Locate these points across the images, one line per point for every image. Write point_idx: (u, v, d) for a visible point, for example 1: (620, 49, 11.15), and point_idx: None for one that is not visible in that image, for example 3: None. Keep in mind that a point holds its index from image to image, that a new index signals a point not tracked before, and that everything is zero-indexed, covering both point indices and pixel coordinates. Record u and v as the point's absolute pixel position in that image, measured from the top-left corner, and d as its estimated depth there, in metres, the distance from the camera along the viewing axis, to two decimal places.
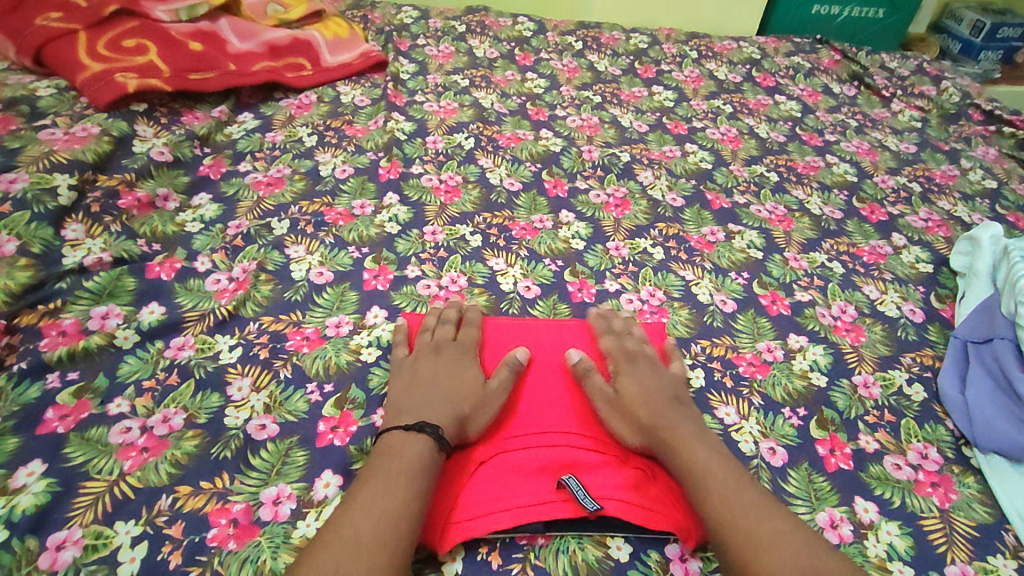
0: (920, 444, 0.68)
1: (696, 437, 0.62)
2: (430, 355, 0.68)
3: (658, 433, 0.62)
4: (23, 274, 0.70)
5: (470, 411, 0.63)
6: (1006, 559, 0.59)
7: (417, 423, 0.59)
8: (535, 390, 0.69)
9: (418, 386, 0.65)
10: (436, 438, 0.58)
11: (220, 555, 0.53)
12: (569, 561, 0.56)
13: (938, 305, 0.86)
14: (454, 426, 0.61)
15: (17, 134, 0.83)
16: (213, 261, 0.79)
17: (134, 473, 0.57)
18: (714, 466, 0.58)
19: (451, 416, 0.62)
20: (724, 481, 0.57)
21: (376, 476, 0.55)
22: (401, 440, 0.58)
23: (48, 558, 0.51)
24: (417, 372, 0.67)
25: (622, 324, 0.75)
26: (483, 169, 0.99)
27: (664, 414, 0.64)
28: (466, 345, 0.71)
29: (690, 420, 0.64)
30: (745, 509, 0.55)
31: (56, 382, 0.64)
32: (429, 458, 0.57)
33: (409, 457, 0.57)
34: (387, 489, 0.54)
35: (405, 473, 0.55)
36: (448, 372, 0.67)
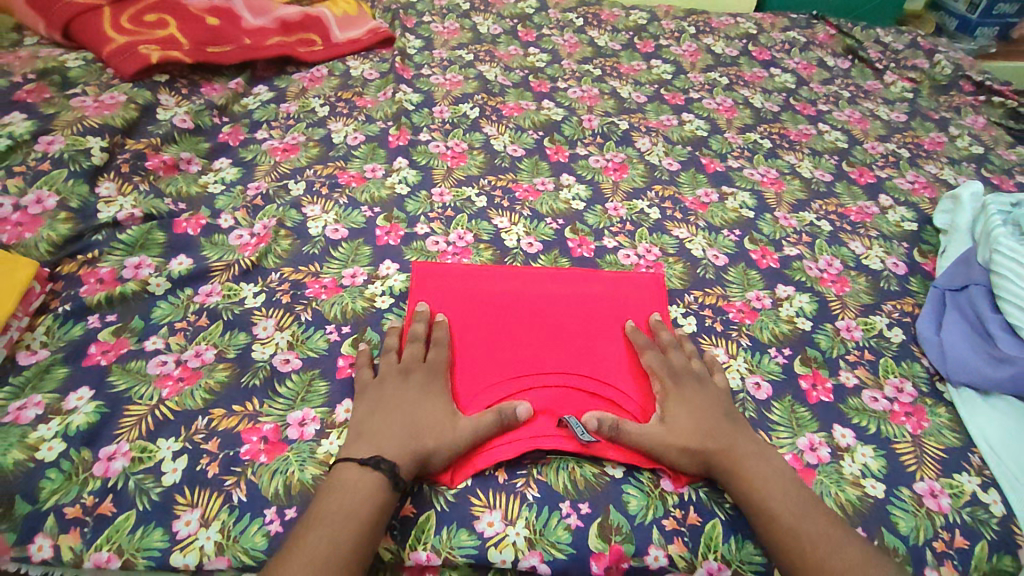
0: (896, 379, 0.73)
1: (758, 460, 0.61)
2: (397, 379, 0.65)
3: (721, 460, 0.61)
4: (64, 226, 0.76)
5: (433, 445, 0.59)
6: (970, 476, 0.64)
7: (373, 458, 0.57)
8: (543, 345, 0.72)
9: (382, 412, 0.62)
10: (391, 476, 0.56)
11: (253, 466, 0.59)
12: (569, 476, 0.62)
13: (921, 259, 0.90)
14: (415, 463, 0.58)
15: (51, 102, 0.89)
16: (235, 218, 0.85)
17: (172, 398, 0.63)
18: (780, 493, 0.59)
19: (409, 451, 0.58)
20: (791, 511, 0.57)
21: (322, 519, 0.53)
22: (355, 476, 0.56)
23: (101, 467, 0.57)
24: (382, 398, 0.63)
25: (671, 336, 0.72)
26: (488, 137, 1.04)
27: (724, 437, 0.62)
28: (437, 368, 0.66)
29: (748, 439, 0.63)
30: (817, 540, 0.56)
31: (97, 323, 0.70)
32: (381, 498, 0.55)
33: (360, 497, 0.55)
34: (331, 539, 0.52)
35: (352, 516, 0.53)
36: (414, 399, 0.63)
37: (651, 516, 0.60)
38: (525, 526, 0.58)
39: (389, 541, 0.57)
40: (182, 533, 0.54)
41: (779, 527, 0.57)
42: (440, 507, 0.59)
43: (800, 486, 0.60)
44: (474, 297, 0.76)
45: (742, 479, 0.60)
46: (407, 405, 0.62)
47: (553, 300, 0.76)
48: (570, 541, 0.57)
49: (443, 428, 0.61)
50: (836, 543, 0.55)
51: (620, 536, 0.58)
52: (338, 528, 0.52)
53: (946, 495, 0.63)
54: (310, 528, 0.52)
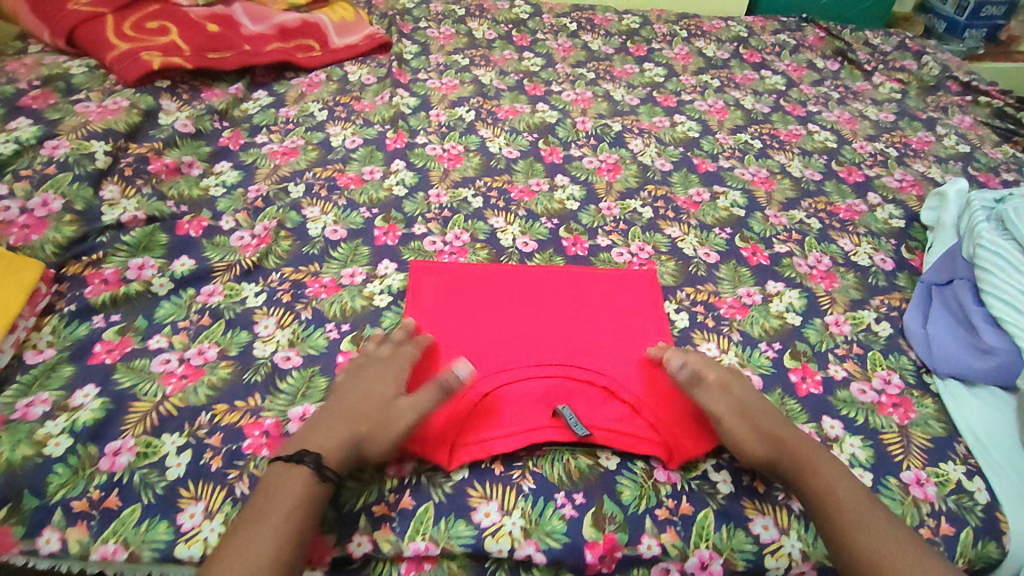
0: (884, 372, 0.75)
1: (824, 455, 0.63)
2: (353, 374, 0.66)
3: (795, 448, 0.63)
4: (69, 228, 0.77)
5: (368, 436, 0.60)
6: (956, 465, 0.66)
7: (297, 453, 0.57)
8: (533, 339, 0.73)
9: (329, 404, 0.63)
10: (315, 468, 0.56)
11: (255, 459, 0.60)
12: (564, 468, 0.63)
13: (908, 255, 0.92)
14: (346, 453, 0.59)
15: (56, 107, 0.91)
16: (236, 220, 0.86)
17: (176, 395, 0.65)
18: (846, 491, 0.59)
19: (344, 442, 0.59)
20: (857, 508, 0.58)
21: (245, 523, 0.53)
22: (281, 475, 0.56)
23: (107, 461, 0.58)
24: (339, 391, 0.65)
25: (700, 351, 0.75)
26: (483, 139, 1.06)
27: (782, 434, 0.63)
28: (399, 363, 0.67)
29: (805, 439, 0.64)
30: (882, 539, 0.56)
31: (101, 322, 0.71)
32: (306, 491, 0.55)
33: (287, 494, 0.54)
34: (258, 538, 0.52)
35: (275, 513, 0.53)
36: (364, 391, 0.64)
37: (644, 505, 0.61)
38: (521, 516, 0.59)
39: (388, 532, 0.58)
40: (186, 526, 0.55)
41: (847, 524, 0.57)
42: (438, 499, 0.60)
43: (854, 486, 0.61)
44: (471, 295, 0.78)
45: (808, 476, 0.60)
46: (353, 397, 0.63)
47: (550, 298, 0.78)
48: (565, 530, 0.59)
49: (379, 418, 0.61)
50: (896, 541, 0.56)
51: (614, 525, 0.59)
52: (261, 528, 0.52)
53: (932, 483, 0.64)
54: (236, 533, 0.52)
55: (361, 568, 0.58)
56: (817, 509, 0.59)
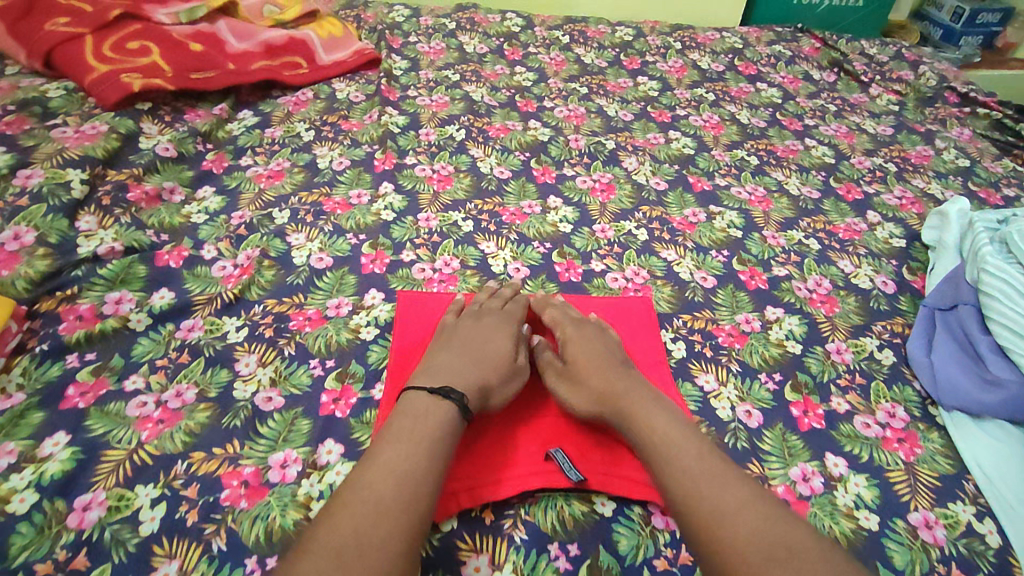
0: (888, 404, 0.73)
1: (642, 397, 0.64)
2: (473, 323, 0.73)
3: (610, 399, 0.65)
4: (42, 263, 0.74)
5: (496, 384, 0.67)
6: (965, 506, 0.64)
7: (443, 388, 0.62)
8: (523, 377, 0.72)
9: (452, 350, 0.69)
10: (460, 407, 0.61)
11: (233, 513, 0.57)
12: (557, 515, 0.61)
13: (910, 276, 0.90)
14: (478, 396, 0.64)
15: (31, 133, 0.88)
16: (218, 249, 0.84)
17: (152, 442, 0.62)
18: (670, 435, 0.59)
19: (476, 386, 0.65)
20: (677, 448, 0.58)
21: (395, 437, 0.57)
22: (426, 404, 0.61)
23: (76, 517, 0.56)
24: (459, 338, 0.71)
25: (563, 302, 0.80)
26: (474, 159, 1.03)
27: (615, 386, 0.66)
28: (509, 320, 0.75)
29: (642, 390, 0.65)
30: (698, 473, 0.56)
31: (75, 362, 0.68)
32: (450, 425, 0.60)
33: (433, 420, 0.59)
34: (409, 452, 0.55)
35: (419, 437, 0.57)
36: (482, 340, 0.71)
37: (641, 556, 0.58)
38: (513, 571, 0.56)
39: None
40: None
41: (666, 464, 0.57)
42: (425, 553, 0.57)
43: (696, 431, 0.61)
44: None
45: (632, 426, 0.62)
46: (476, 344, 0.70)
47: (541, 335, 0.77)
48: None
49: (506, 369, 0.69)
50: (724, 476, 0.55)
51: None
52: (409, 449, 0.56)
53: (941, 526, 0.62)
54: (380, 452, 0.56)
55: None
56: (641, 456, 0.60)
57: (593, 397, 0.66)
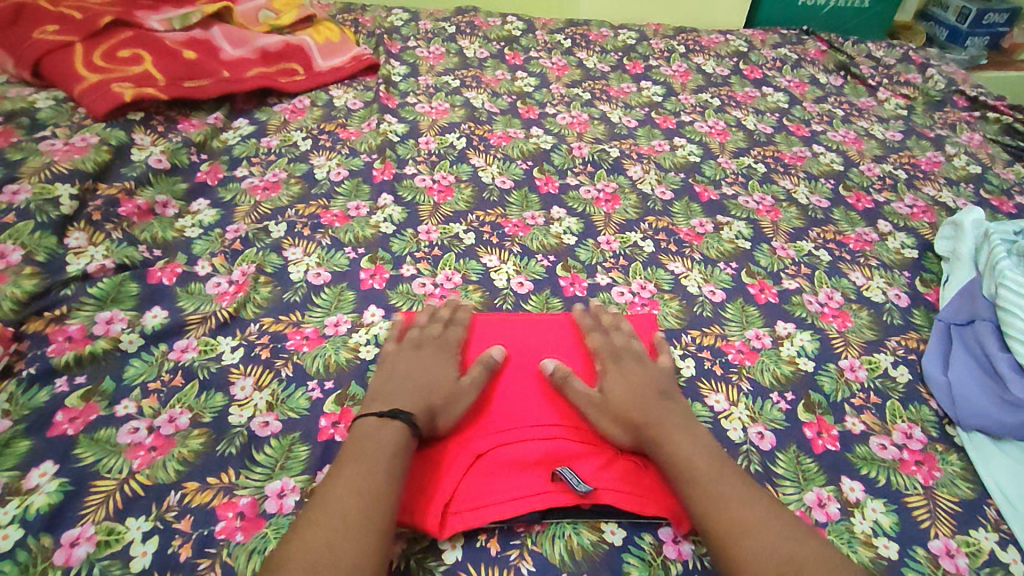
0: (904, 424, 0.70)
1: (682, 431, 0.62)
2: (411, 350, 0.70)
3: (648, 430, 0.63)
4: (30, 282, 0.72)
5: (442, 404, 0.64)
6: (987, 532, 0.61)
7: (390, 410, 0.61)
8: (527, 390, 0.70)
9: (395, 378, 0.66)
10: (409, 426, 0.60)
11: (228, 547, 0.55)
12: (565, 546, 0.58)
13: (923, 289, 0.87)
14: (426, 416, 0.63)
15: (19, 146, 0.86)
16: (213, 265, 0.81)
17: (143, 471, 0.60)
18: (700, 459, 0.59)
19: (422, 406, 0.63)
20: (706, 472, 0.58)
21: (356, 456, 0.57)
22: (374, 428, 0.59)
23: (63, 554, 0.53)
24: (400, 365, 0.68)
25: (614, 318, 0.76)
26: (475, 169, 1.00)
27: (647, 408, 0.64)
28: (449, 343, 0.72)
29: (672, 412, 0.64)
30: (725, 495, 0.56)
31: (64, 386, 0.66)
32: (406, 441, 0.59)
33: (388, 439, 0.58)
34: (370, 468, 0.55)
35: (377, 454, 0.57)
36: (425, 365, 0.68)
37: None
38: None
39: None
40: None
41: (692, 486, 0.57)
42: None
43: (722, 455, 0.61)
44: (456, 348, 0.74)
45: (660, 447, 0.61)
46: (417, 370, 0.67)
47: (546, 348, 0.74)
48: None
49: (448, 390, 0.66)
50: (750, 500, 0.56)
51: None
52: (369, 465, 0.56)
53: (963, 554, 0.59)
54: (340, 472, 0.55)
55: None
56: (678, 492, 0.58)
57: (624, 418, 0.64)
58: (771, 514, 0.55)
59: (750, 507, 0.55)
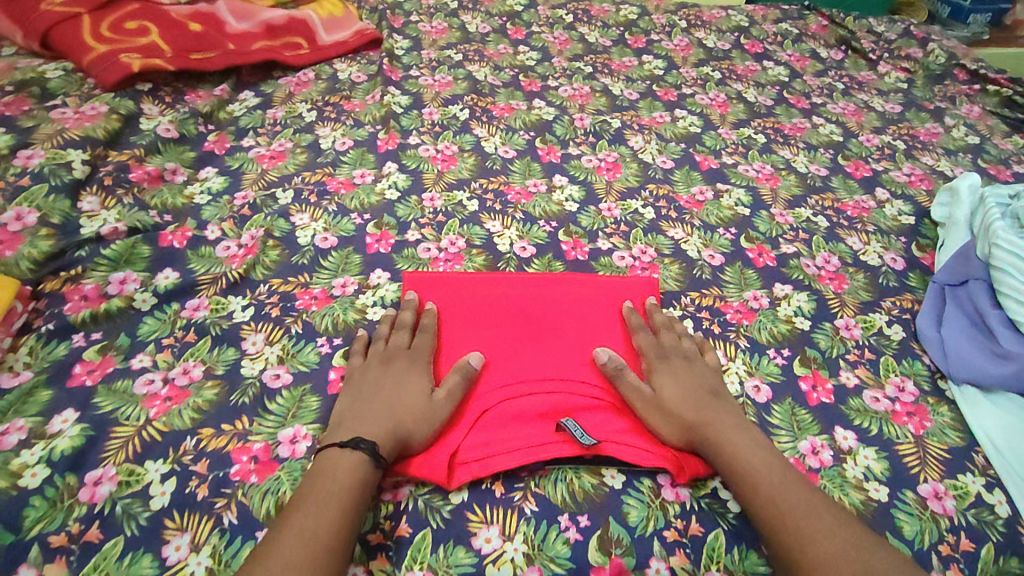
0: (897, 378, 0.73)
1: (738, 433, 0.62)
2: (380, 366, 0.66)
3: (702, 431, 0.63)
4: (46, 243, 0.74)
5: (413, 425, 0.61)
6: (975, 477, 0.64)
7: (352, 439, 0.58)
8: (528, 347, 0.70)
9: (364, 397, 0.63)
10: (371, 455, 0.57)
11: (243, 487, 0.58)
12: (567, 488, 0.61)
13: (920, 253, 0.89)
14: (394, 443, 0.60)
15: (31, 114, 0.87)
16: (222, 229, 0.83)
17: (160, 419, 0.62)
18: (761, 465, 0.60)
19: (389, 431, 0.60)
20: (768, 476, 0.59)
21: (307, 498, 0.54)
22: (335, 459, 0.57)
23: (88, 492, 0.57)
24: (370, 383, 0.65)
25: (665, 319, 0.74)
26: (478, 139, 1.02)
27: (704, 409, 0.64)
28: (420, 354, 0.68)
29: (729, 415, 0.64)
30: (785, 503, 0.57)
31: (82, 341, 0.68)
32: (362, 476, 0.56)
33: (343, 476, 0.56)
34: (318, 513, 0.53)
35: (319, 510, 0.53)
36: (397, 381, 0.65)
37: (652, 527, 0.59)
38: (523, 542, 0.57)
39: (384, 562, 0.55)
40: (171, 560, 0.54)
41: (755, 491, 0.58)
42: (435, 525, 0.58)
43: (780, 459, 0.61)
44: (448, 321, 0.73)
45: (719, 450, 0.61)
46: (387, 389, 0.64)
47: (545, 308, 0.74)
48: (570, 555, 0.56)
49: (421, 408, 0.63)
50: (813, 506, 0.56)
51: (621, 549, 0.57)
52: (316, 519, 0.52)
53: (950, 497, 0.63)
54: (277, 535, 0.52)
55: None
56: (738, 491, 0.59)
57: (681, 417, 0.64)
58: (834, 521, 0.55)
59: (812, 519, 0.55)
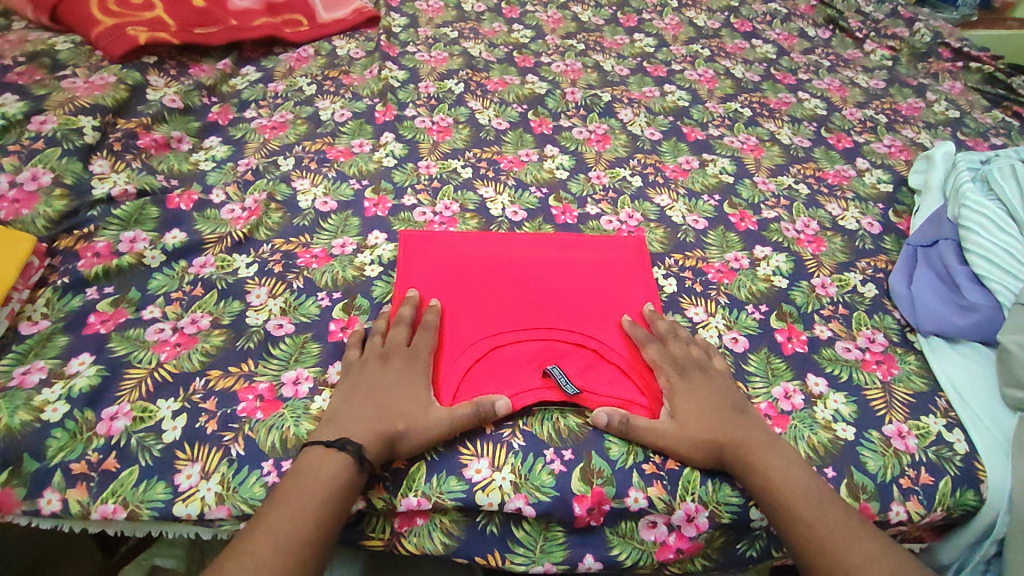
0: (868, 331, 0.77)
1: (769, 450, 0.62)
2: (376, 363, 0.65)
3: (734, 451, 0.62)
4: (60, 203, 0.78)
5: (404, 428, 0.60)
6: (936, 418, 0.69)
7: (337, 440, 0.58)
8: (521, 310, 0.73)
9: (357, 395, 0.62)
10: (356, 458, 0.57)
11: (250, 422, 0.62)
12: (553, 426, 0.65)
13: (896, 219, 0.93)
14: (384, 446, 0.59)
15: (42, 83, 0.91)
16: (227, 193, 0.87)
17: (171, 361, 0.66)
18: (800, 485, 0.59)
19: (379, 433, 0.59)
20: (803, 496, 0.59)
21: (291, 495, 0.55)
22: (319, 458, 0.57)
23: (105, 425, 0.61)
24: (363, 383, 0.64)
25: (668, 325, 0.72)
26: (473, 111, 1.05)
27: (731, 427, 0.63)
28: (418, 353, 0.67)
29: (758, 431, 0.63)
30: (826, 523, 0.57)
31: (95, 294, 0.72)
32: (346, 479, 0.56)
33: (327, 479, 0.56)
34: (299, 515, 0.53)
35: (297, 515, 0.53)
36: (392, 383, 0.64)
37: (632, 460, 0.63)
38: (511, 472, 0.61)
39: (382, 490, 0.60)
40: (183, 486, 0.58)
41: (788, 510, 0.58)
42: (430, 457, 0.62)
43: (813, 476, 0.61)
44: (444, 284, 0.75)
45: (757, 472, 0.60)
46: (381, 390, 0.63)
47: (539, 271, 0.78)
48: (554, 485, 0.61)
49: (414, 415, 0.61)
50: (843, 528, 0.57)
51: (602, 480, 0.62)
52: (297, 518, 0.53)
53: (912, 435, 0.67)
54: (251, 535, 0.52)
55: (356, 522, 0.61)
56: (773, 509, 0.59)
57: (713, 438, 0.62)
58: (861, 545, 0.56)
59: (853, 542, 0.56)
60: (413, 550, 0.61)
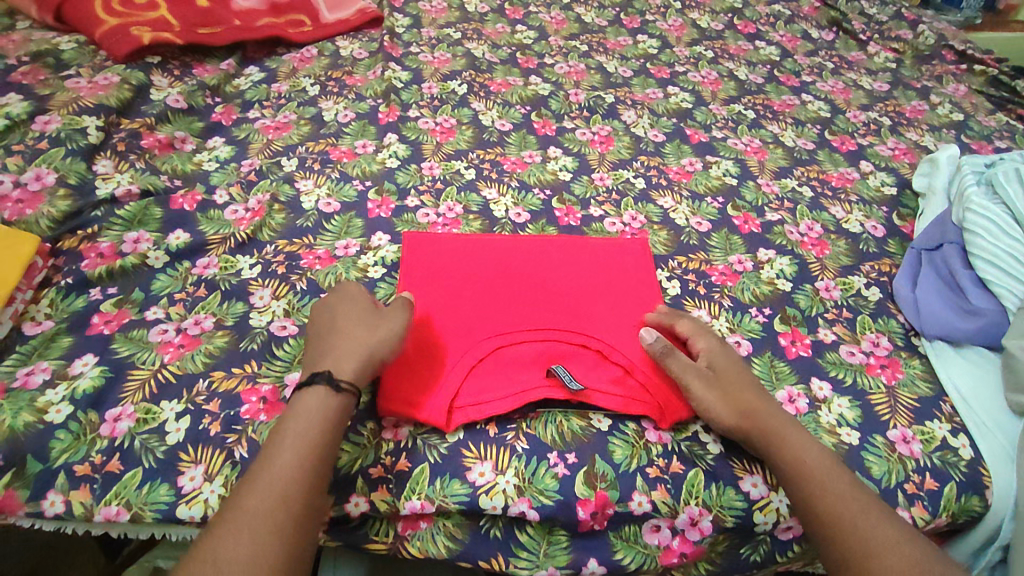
0: (872, 335, 0.77)
1: (793, 425, 0.64)
2: (313, 324, 0.67)
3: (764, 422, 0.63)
4: (64, 203, 0.78)
5: (371, 341, 0.63)
6: (941, 423, 0.69)
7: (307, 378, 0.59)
8: (522, 307, 0.73)
9: (313, 349, 0.64)
10: (329, 381, 0.59)
11: (253, 424, 0.62)
12: (556, 429, 0.65)
13: (900, 222, 0.93)
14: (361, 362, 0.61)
15: (47, 83, 0.91)
16: (230, 194, 0.87)
17: (174, 363, 0.66)
18: (813, 457, 0.61)
19: (349, 357, 0.61)
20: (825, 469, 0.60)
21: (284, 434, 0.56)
22: (298, 399, 0.58)
23: (108, 427, 0.61)
24: (313, 340, 0.65)
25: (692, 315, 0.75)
26: (476, 112, 1.05)
27: (760, 400, 0.65)
28: (347, 297, 0.69)
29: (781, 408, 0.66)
30: (838, 492, 0.59)
31: (99, 295, 0.72)
32: (329, 405, 0.58)
33: (314, 413, 0.57)
34: (296, 450, 0.55)
35: (281, 481, 0.52)
36: (332, 322, 0.66)
37: (636, 464, 0.63)
38: (514, 475, 0.61)
39: (385, 493, 0.60)
40: (187, 488, 0.58)
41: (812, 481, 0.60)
42: (433, 459, 0.62)
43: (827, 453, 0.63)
44: (447, 284, 0.75)
45: (777, 444, 0.62)
46: (329, 331, 0.65)
47: (543, 272, 0.78)
48: (557, 488, 0.61)
49: (369, 330, 0.64)
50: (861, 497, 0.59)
51: (605, 483, 0.62)
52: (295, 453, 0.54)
53: (917, 440, 0.67)
54: (238, 501, 0.51)
55: (359, 525, 0.61)
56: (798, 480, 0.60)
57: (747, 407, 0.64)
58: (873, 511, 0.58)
59: (863, 513, 0.57)
60: (417, 553, 0.61)
